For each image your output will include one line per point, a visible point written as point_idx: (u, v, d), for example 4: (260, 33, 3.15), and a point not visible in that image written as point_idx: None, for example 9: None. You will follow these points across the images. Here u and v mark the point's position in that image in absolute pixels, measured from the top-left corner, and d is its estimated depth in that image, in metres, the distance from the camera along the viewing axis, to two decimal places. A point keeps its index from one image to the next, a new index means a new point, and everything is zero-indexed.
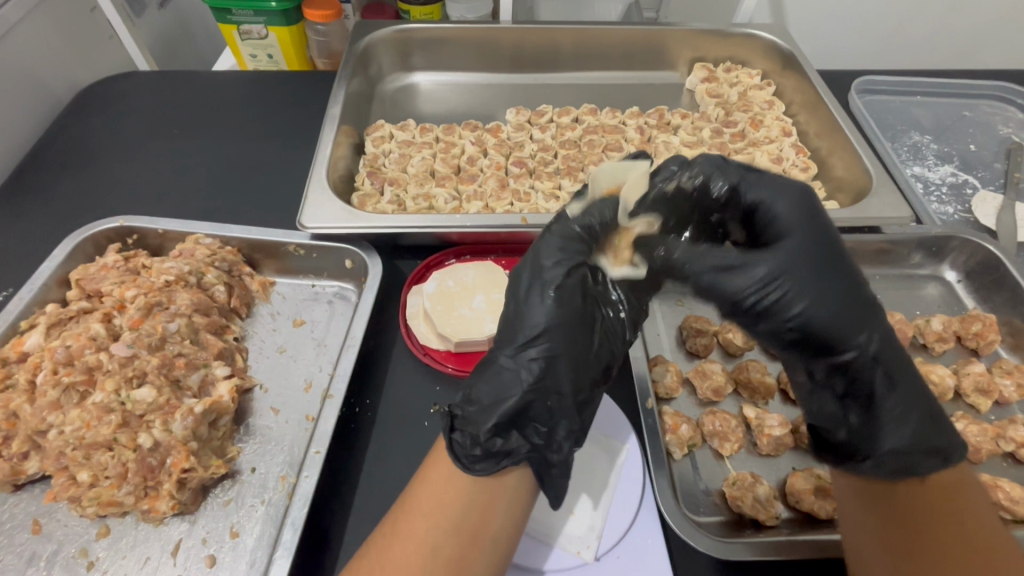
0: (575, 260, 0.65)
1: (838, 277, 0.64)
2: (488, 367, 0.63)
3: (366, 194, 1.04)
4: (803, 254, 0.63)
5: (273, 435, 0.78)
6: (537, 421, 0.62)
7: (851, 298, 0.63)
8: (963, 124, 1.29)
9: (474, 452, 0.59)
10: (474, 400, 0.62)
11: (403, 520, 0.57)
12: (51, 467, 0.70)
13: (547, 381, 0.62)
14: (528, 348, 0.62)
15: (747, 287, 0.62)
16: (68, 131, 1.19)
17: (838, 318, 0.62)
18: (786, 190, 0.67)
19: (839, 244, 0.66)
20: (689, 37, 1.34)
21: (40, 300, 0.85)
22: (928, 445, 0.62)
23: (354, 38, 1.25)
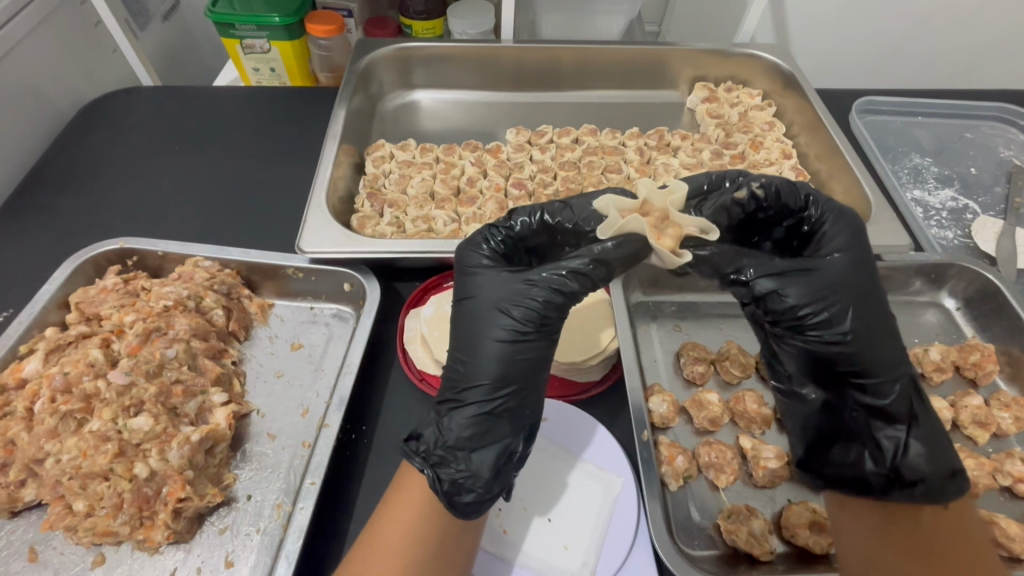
0: (513, 299, 0.65)
1: (869, 299, 0.66)
2: (448, 406, 0.64)
3: (366, 216, 1.05)
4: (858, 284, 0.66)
5: (268, 462, 0.79)
6: (458, 460, 0.61)
7: (876, 320, 0.66)
8: (965, 146, 1.28)
9: (452, 492, 0.59)
10: (438, 440, 0.62)
11: (389, 533, 0.60)
12: (47, 495, 0.70)
13: (502, 413, 0.63)
14: (476, 388, 0.63)
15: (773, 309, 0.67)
16: (70, 148, 1.20)
17: (861, 339, 0.65)
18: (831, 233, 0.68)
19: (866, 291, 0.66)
20: (690, 57, 1.34)
21: (39, 324, 0.85)
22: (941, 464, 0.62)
23: (356, 56, 1.25)
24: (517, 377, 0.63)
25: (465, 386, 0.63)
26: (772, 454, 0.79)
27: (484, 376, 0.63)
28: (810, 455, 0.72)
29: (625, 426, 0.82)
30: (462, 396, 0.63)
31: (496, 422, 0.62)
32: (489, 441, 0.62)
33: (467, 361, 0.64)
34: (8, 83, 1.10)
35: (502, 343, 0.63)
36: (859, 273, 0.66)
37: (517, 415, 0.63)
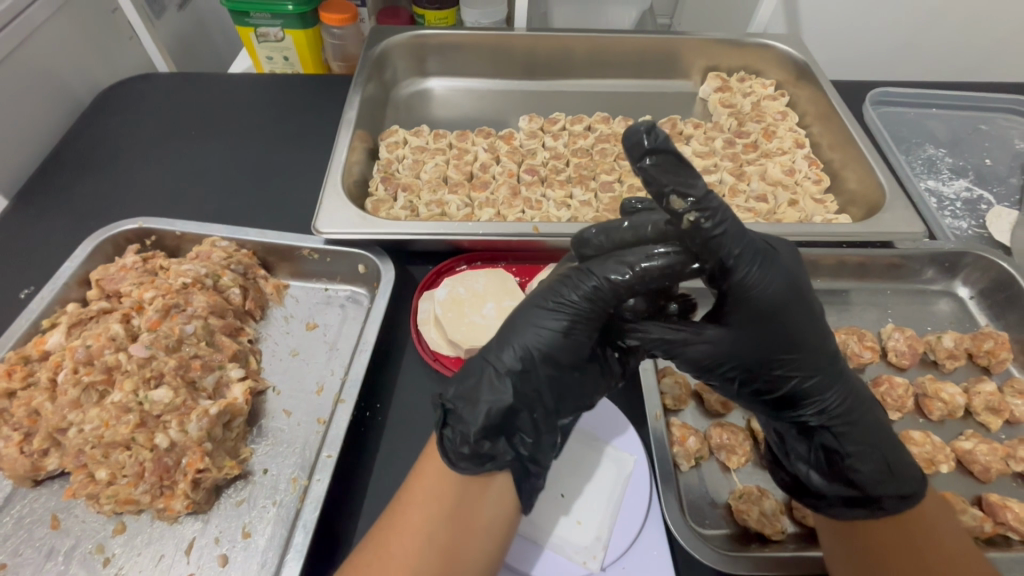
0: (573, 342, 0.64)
1: (795, 314, 0.63)
2: (477, 365, 0.64)
3: (380, 200, 1.06)
4: (777, 299, 0.61)
5: (285, 437, 0.80)
6: (523, 431, 0.63)
7: (798, 343, 0.63)
8: (980, 138, 1.28)
9: (462, 449, 0.59)
10: (466, 393, 0.62)
11: (404, 525, 0.59)
12: (70, 464, 0.72)
13: (532, 386, 0.63)
14: (517, 352, 0.63)
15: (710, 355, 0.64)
16: (89, 131, 1.22)
17: (767, 360, 0.64)
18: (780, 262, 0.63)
19: (806, 315, 0.64)
20: (703, 47, 1.34)
21: (61, 299, 0.87)
22: (893, 488, 0.62)
23: (370, 43, 1.26)
24: (562, 363, 0.65)
25: (503, 347, 0.64)
26: None
27: (530, 348, 0.64)
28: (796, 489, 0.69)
29: (638, 407, 0.82)
30: (498, 358, 0.63)
31: (520, 394, 0.62)
32: (514, 404, 0.61)
33: (511, 331, 0.65)
34: (28, 65, 1.11)
35: (553, 324, 0.64)
36: (778, 293, 0.61)
37: (562, 397, 0.65)
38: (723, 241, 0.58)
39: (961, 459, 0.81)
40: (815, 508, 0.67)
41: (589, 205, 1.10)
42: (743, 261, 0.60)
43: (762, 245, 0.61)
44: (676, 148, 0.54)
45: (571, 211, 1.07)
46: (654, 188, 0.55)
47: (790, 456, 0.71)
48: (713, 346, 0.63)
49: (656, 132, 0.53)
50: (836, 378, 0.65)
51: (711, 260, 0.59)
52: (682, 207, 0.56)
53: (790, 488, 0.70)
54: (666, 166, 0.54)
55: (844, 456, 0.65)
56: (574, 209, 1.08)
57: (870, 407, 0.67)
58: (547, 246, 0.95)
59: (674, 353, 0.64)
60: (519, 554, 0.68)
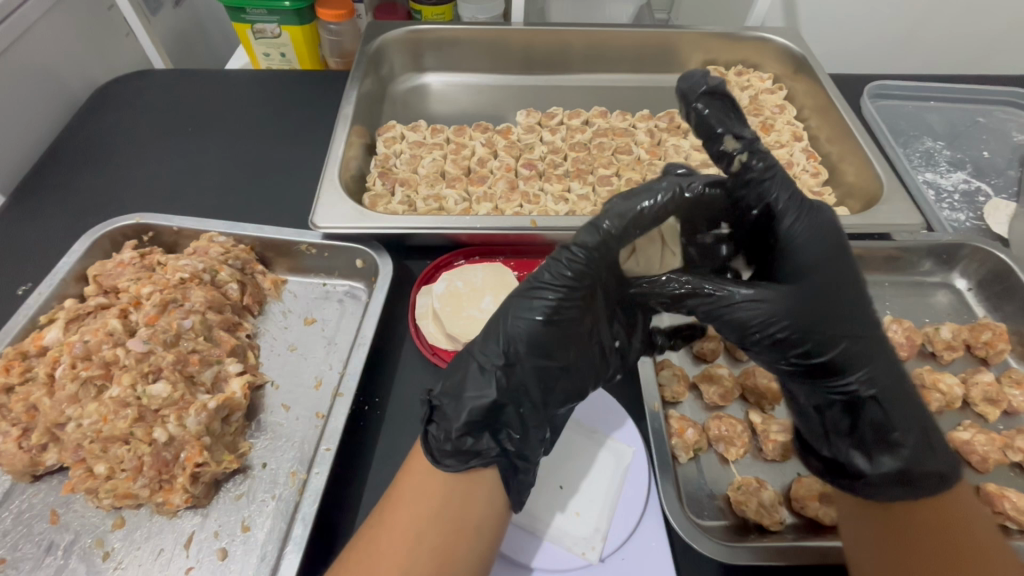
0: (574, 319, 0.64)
1: (837, 271, 0.65)
2: (464, 361, 0.65)
3: (377, 195, 1.06)
4: (820, 251, 0.65)
5: (284, 431, 0.80)
6: (508, 426, 0.64)
7: (843, 302, 0.65)
8: (977, 130, 1.28)
9: (445, 446, 0.61)
10: (451, 389, 0.63)
11: (394, 523, 0.59)
12: (69, 458, 0.72)
13: (517, 380, 0.63)
14: (501, 345, 0.63)
15: (756, 322, 0.63)
16: (85, 128, 1.21)
17: (820, 324, 0.63)
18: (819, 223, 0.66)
19: (848, 271, 0.66)
20: (700, 40, 1.33)
21: (58, 295, 0.87)
22: (933, 462, 0.62)
23: (367, 39, 1.26)
24: (546, 352, 0.63)
25: (487, 343, 0.64)
26: (782, 428, 0.79)
27: (514, 340, 0.63)
28: (837, 465, 0.68)
29: (637, 399, 0.82)
30: (482, 353, 0.63)
31: (504, 388, 0.62)
32: (497, 399, 0.61)
33: (496, 325, 0.64)
34: (24, 62, 1.11)
35: (532, 315, 0.63)
36: (822, 248, 0.65)
37: (552, 389, 0.64)
38: (769, 184, 0.66)
39: (959, 449, 0.81)
40: (851, 487, 0.66)
41: (587, 198, 1.09)
42: (788, 210, 0.65)
43: (805, 199, 0.67)
44: (729, 93, 0.69)
45: (569, 205, 1.07)
46: (707, 129, 0.68)
47: (829, 433, 0.69)
48: (768, 303, 0.63)
49: (713, 80, 0.69)
50: (878, 348, 0.65)
51: (757, 202, 0.67)
52: (735, 147, 0.67)
53: (831, 470, 0.69)
54: (717, 108, 0.68)
55: (889, 430, 0.64)
56: (571, 202, 1.08)
57: (909, 384, 0.67)
58: (545, 239, 0.95)
59: (717, 316, 0.64)
60: (517, 546, 0.68)
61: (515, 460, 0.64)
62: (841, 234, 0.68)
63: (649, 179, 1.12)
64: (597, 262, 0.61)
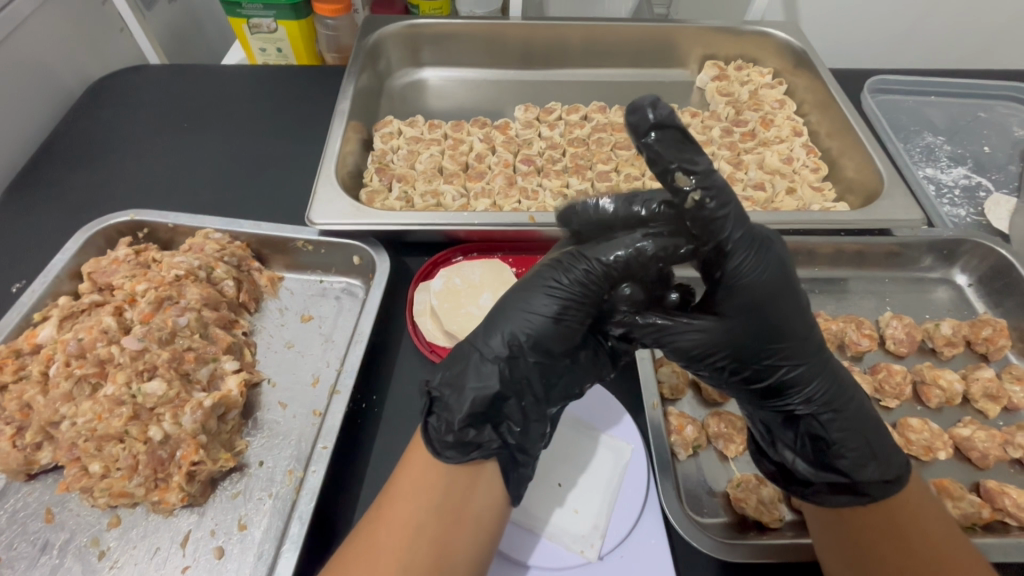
0: (574, 324, 0.63)
1: (784, 304, 0.62)
2: (465, 352, 0.64)
3: (374, 191, 1.05)
4: (767, 283, 0.60)
5: (280, 429, 0.79)
6: (509, 419, 0.63)
7: (786, 335, 0.62)
8: (979, 125, 1.27)
9: (447, 437, 0.60)
10: (453, 380, 0.62)
11: (391, 518, 0.58)
12: (63, 457, 0.72)
13: (520, 373, 0.62)
14: (506, 337, 0.63)
15: (693, 350, 0.62)
16: (79, 124, 1.20)
17: (758, 351, 0.63)
18: (766, 253, 0.60)
19: (793, 297, 0.63)
20: (700, 35, 1.32)
21: (52, 293, 0.86)
22: (878, 469, 0.61)
23: (363, 33, 1.25)
24: (550, 351, 0.63)
25: (491, 333, 0.63)
26: None
27: (519, 334, 0.63)
28: (781, 475, 0.69)
29: (636, 397, 0.82)
30: (485, 344, 0.63)
31: (508, 380, 0.62)
32: (501, 391, 0.61)
33: (500, 316, 0.64)
34: (15, 57, 1.09)
35: (544, 312, 0.63)
36: (770, 282, 0.60)
37: (553, 383, 0.64)
38: (724, 224, 0.57)
39: (959, 446, 0.81)
40: (798, 494, 0.66)
41: (586, 194, 1.09)
42: (740, 247, 0.59)
43: (755, 233, 0.61)
44: (681, 124, 0.56)
45: (567, 201, 1.06)
46: (659, 166, 0.55)
47: (773, 444, 0.69)
48: (704, 334, 0.62)
49: (663, 111, 0.55)
50: (821, 368, 0.64)
51: (710, 241, 0.59)
52: (688, 183, 0.56)
53: (778, 477, 0.69)
54: (668, 142, 0.55)
55: (829, 444, 0.64)
56: (570, 198, 1.07)
57: (857, 398, 0.65)
58: (543, 235, 0.94)
59: (663, 342, 0.63)
60: (516, 544, 0.68)
61: (515, 453, 0.63)
62: (786, 258, 0.63)
63: (648, 174, 1.11)
64: (603, 283, 0.62)
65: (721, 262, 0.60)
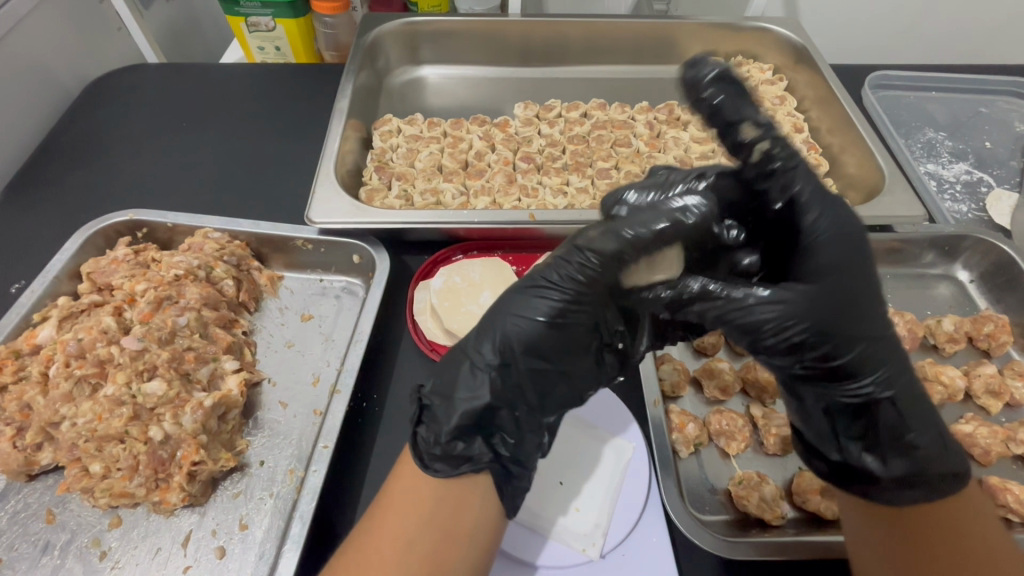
0: (570, 320, 0.61)
1: (859, 274, 0.59)
2: (456, 358, 0.62)
3: (374, 189, 1.05)
4: (850, 241, 0.60)
5: (281, 428, 0.79)
6: (503, 430, 0.61)
7: (863, 309, 0.58)
8: (980, 121, 1.26)
9: (434, 450, 0.59)
10: (442, 389, 0.61)
11: (381, 531, 0.59)
12: (64, 458, 0.72)
13: (512, 381, 0.61)
14: (495, 343, 0.61)
15: (772, 325, 0.58)
16: (78, 123, 1.20)
17: (842, 327, 0.58)
18: (843, 215, 0.61)
19: (873, 263, 0.62)
20: (700, 31, 1.32)
21: (51, 293, 0.86)
22: (947, 461, 0.61)
23: (362, 31, 1.24)
24: (545, 353, 0.61)
25: (481, 339, 0.61)
26: (784, 422, 0.79)
27: (511, 339, 0.60)
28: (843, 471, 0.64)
29: (637, 395, 0.82)
30: (478, 352, 0.61)
31: (498, 391, 0.60)
32: (491, 401, 0.59)
33: (492, 320, 0.62)
34: (12, 57, 1.09)
35: (536, 315, 0.60)
36: (848, 248, 0.59)
37: (551, 388, 0.62)
38: (792, 177, 0.60)
39: (961, 442, 0.80)
40: (860, 491, 0.63)
41: (586, 192, 1.09)
42: (813, 205, 0.60)
43: (827, 191, 0.62)
44: (737, 76, 0.63)
45: (567, 199, 1.06)
46: (721, 117, 0.60)
47: (842, 437, 0.64)
48: (783, 306, 0.57)
49: (719, 67, 0.62)
50: (892, 351, 0.60)
51: (780, 197, 0.61)
52: (755, 133, 0.60)
53: (835, 474, 0.65)
54: (729, 94, 0.61)
55: (906, 432, 0.61)
56: (570, 196, 1.07)
57: (920, 384, 0.63)
58: (544, 233, 0.94)
59: (730, 319, 0.58)
60: (518, 543, 0.68)
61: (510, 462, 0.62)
62: (856, 224, 0.64)
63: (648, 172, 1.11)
64: (606, 275, 0.59)
65: (794, 219, 0.61)
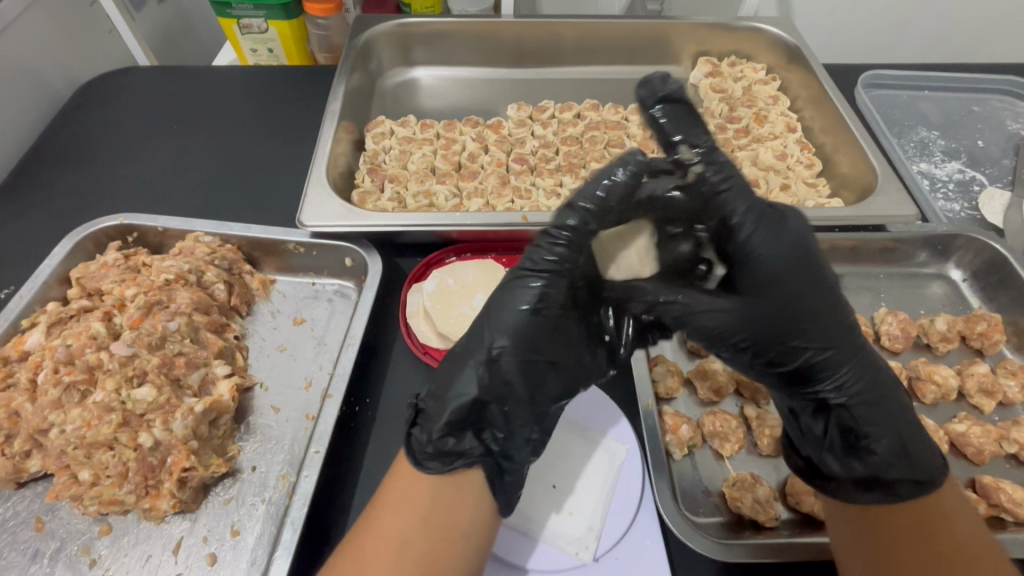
0: (549, 311, 0.63)
1: (806, 283, 0.64)
2: (451, 359, 0.63)
3: (367, 191, 1.04)
4: (789, 259, 0.63)
5: (273, 433, 0.79)
6: (492, 426, 0.62)
7: (814, 317, 0.64)
8: (972, 120, 1.26)
9: (427, 449, 0.59)
10: (436, 390, 0.62)
11: (377, 531, 0.57)
12: (52, 466, 0.71)
13: (500, 378, 0.62)
14: (484, 342, 0.62)
15: (717, 331, 0.64)
16: (68, 127, 1.19)
17: (783, 333, 0.64)
18: (787, 233, 0.63)
19: (823, 277, 0.65)
20: (693, 31, 1.32)
21: (40, 299, 0.85)
22: (907, 469, 0.61)
23: (354, 33, 1.24)
24: (530, 350, 0.62)
25: (472, 339, 0.63)
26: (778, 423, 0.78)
27: (498, 338, 0.62)
28: (808, 470, 0.69)
29: (631, 397, 0.82)
30: (469, 352, 0.62)
31: (487, 387, 0.61)
32: (480, 396, 0.60)
33: (483, 322, 0.64)
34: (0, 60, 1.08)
35: (517, 311, 0.63)
36: (789, 257, 0.63)
37: (539, 384, 0.63)
38: (729, 196, 0.63)
39: (954, 442, 0.80)
40: (821, 488, 0.66)
41: None
42: (747, 220, 0.63)
43: (771, 210, 0.65)
44: (687, 100, 0.69)
45: (561, 201, 1.06)
46: (664, 138, 0.67)
47: (805, 440, 0.69)
48: (725, 315, 0.63)
49: (671, 89, 0.68)
50: (848, 354, 0.65)
51: (717, 215, 0.64)
52: (691, 156, 0.65)
53: (804, 473, 0.69)
54: (675, 117, 0.67)
55: (860, 433, 0.65)
56: (563, 197, 1.07)
57: (891, 390, 0.66)
58: (537, 235, 0.93)
59: (684, 323, 0.64)
60: (513, 547, 0.67)
61: (501, 455, 0.62)
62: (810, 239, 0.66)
63: None
64: (575, 246, 0.63)
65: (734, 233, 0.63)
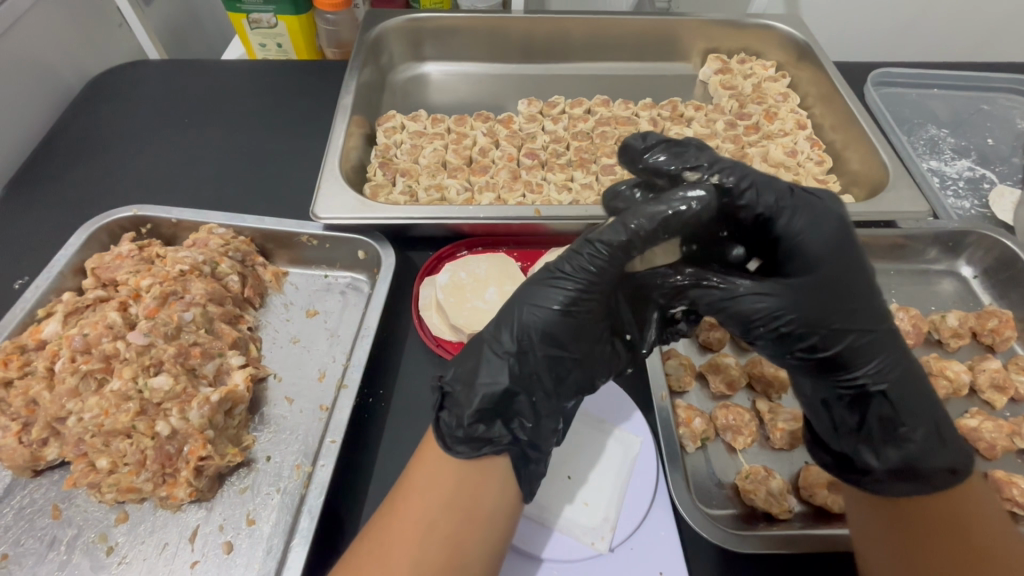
0: (576, 305, 0.62)
1: (848, 266, 0.63)
2: (475, 347, 0.63)
3: (378, 185, 1.05)
4: (828, 244, 0.63)
5: (287, 424, 0.79)
6: (521, 415, 0.62)
7: (850, 301, 0.62)
8: (982, 118, 1.27)
9: (457, 433, 0.60)
10: (463, 376, 0.62)
11: (402, 512, 0.58)
12: (70, 453, 0.71)
13: (530, 369, 0.62)
14: (513, 332, 0.62)
15: (763, 316, 0.61)
16: (79, 120, 1.19)
17: (827, 316, 0.62)
18: (824, 215, 0.64)
19: (863, 260, 0.64)
20: (703, 27, 1.32)
21: (56, 289, 0.85)
22: (942, 458, 0.61)
23: (365, 28, 1.24)
24: (559, 342, 0.62)
25: (499, 328, 0.62)
26: (790, 417, 0.79)
27: (527, 329, 0.62)
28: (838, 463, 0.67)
29: (644, 390, 0.82)
30: (495, 339, 0.62)
31: (517, 377, 0.61)
32: (510, 386, 0.60)
33: (511, 310, 0.63)
34: (14, 52, 1.08)
35: (551, 304, 0.62)
36: (829, 238, 0.63)
37: (565, 376, 0.63)
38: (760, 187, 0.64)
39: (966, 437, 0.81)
40: (855, 483, 0.64)
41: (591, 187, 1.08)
42: (786, 208, 0.64)
43: (801, 195, 0.65)
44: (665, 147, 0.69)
45: (572, 195, 1.06)
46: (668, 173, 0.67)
47: (836, 433, 0.67)
48: (771, 298, 0.61)
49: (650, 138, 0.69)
50: (885, 342, 0.63)
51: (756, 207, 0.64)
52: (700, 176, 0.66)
53: (835, 466, 0.67)
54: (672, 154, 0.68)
55: (899, 423, 0.63)
56: (574, 192, 1.07)
57: (919, 371, 0.65)
58: (549, 229, 0.94)
59: (720, 308, 0.62)
60: (529, 537, 0.68)
61: (529, 442, 0.62)
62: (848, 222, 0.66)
63: None
64: (615, 267, 0.60)
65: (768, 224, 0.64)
